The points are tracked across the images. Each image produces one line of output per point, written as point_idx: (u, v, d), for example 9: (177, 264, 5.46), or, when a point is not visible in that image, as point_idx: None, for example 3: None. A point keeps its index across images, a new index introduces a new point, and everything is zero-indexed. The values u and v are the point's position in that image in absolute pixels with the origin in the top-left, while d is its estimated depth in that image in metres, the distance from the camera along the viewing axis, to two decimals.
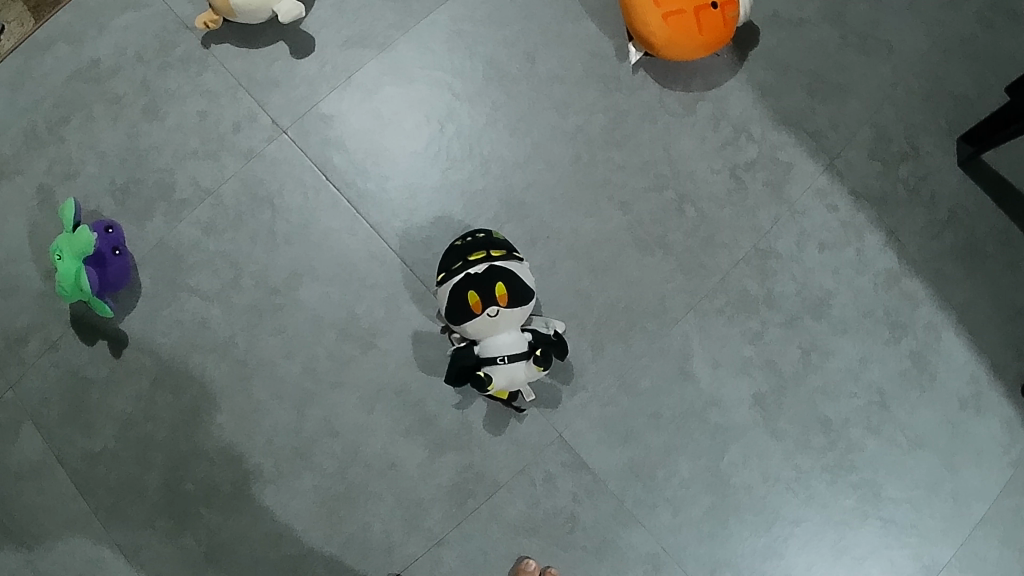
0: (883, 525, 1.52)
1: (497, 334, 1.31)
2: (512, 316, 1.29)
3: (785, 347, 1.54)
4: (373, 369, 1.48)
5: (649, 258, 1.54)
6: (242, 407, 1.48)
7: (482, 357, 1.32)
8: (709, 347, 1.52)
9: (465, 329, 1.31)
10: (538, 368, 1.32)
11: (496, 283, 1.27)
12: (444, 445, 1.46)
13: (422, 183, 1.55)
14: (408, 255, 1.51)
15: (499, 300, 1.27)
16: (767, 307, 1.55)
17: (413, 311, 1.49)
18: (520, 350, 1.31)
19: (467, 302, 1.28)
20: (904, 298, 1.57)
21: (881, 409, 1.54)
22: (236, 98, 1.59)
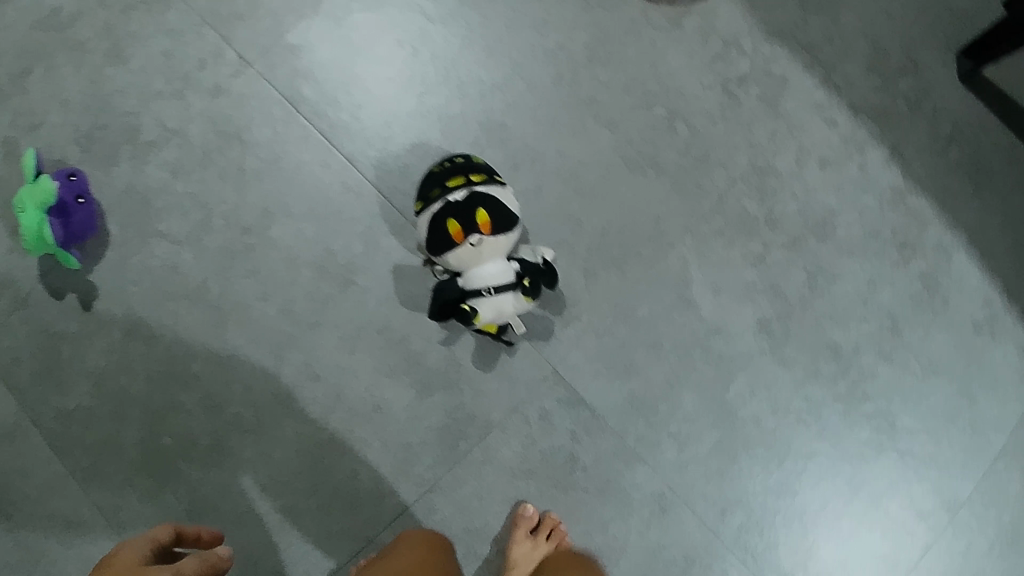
0: (900, 456, 1.44)
1: (481, 265, 1.22)
2: (495, 245, 1.21)
3: (789, 270, 1.45)
4: (353, 307, 1.40)
5: (641, 178, 1.45)
6: (217, 352, 1.40)
7: (467, 290, 1.23)
8: (709, 272, 1.43)
9: (447, 261, 1.23)
10: (527, 299, 1.25)
11: (477, 211, 1.19)
12: (431, 384, 1.38)
13: (397, 111, 1.46)
14: (387, 187, 1.43)
15: (481, 228, 1.19)
16: (769, 228, 1.46)
17: (392, 244, 1.41)
18: (506, 281, 1.23)
19: (446, 232, 1.19)
20: (911, 218, 1.48)
21: (892, 334, 1.46)
22: (200, 35, 1.49)
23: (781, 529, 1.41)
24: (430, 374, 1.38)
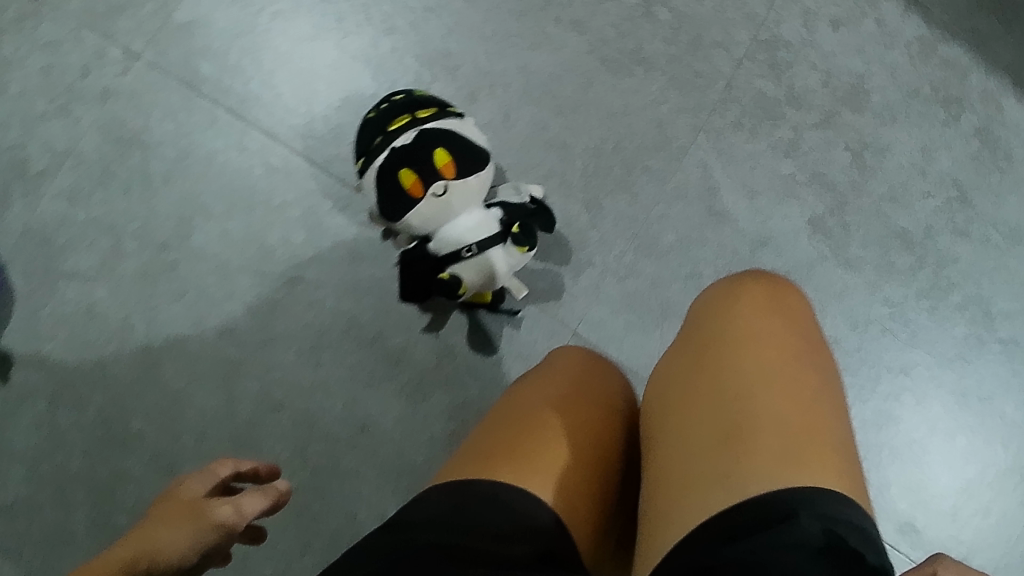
0: (1006, 349, 1.16)
1: (453, 219, 0.95)
2: (465, 190, 0.94)
3: (830, 153, 1.17)
4: (307, 311, 1.12)
5: (625, 81, 1.16)
6: (158, 402, 1.12)
7: (443, 257, 0.97)
8: (735, 175, 1.15)
9: (409, 225, 0.95)
10: (520, 250, 0.98)
11: (433, 151, 0.92)
12: (422, 383, 1.10)
13: (316, 69, 1.17)
14: (321, 158, 1.15)
15: (444, 173, 0.93)
16: (795, 108, 1.18)
17: (339, 223, 1.13)
18: (490, 234, 0.97)
19: (401, 187, 0.93)
20: (949, 68, 1.20)
21: (963, 205, 1.18)
22: (78, 38, 1.20)
23: (890, 466, 1.15)
24: (420, 369, 1.11)
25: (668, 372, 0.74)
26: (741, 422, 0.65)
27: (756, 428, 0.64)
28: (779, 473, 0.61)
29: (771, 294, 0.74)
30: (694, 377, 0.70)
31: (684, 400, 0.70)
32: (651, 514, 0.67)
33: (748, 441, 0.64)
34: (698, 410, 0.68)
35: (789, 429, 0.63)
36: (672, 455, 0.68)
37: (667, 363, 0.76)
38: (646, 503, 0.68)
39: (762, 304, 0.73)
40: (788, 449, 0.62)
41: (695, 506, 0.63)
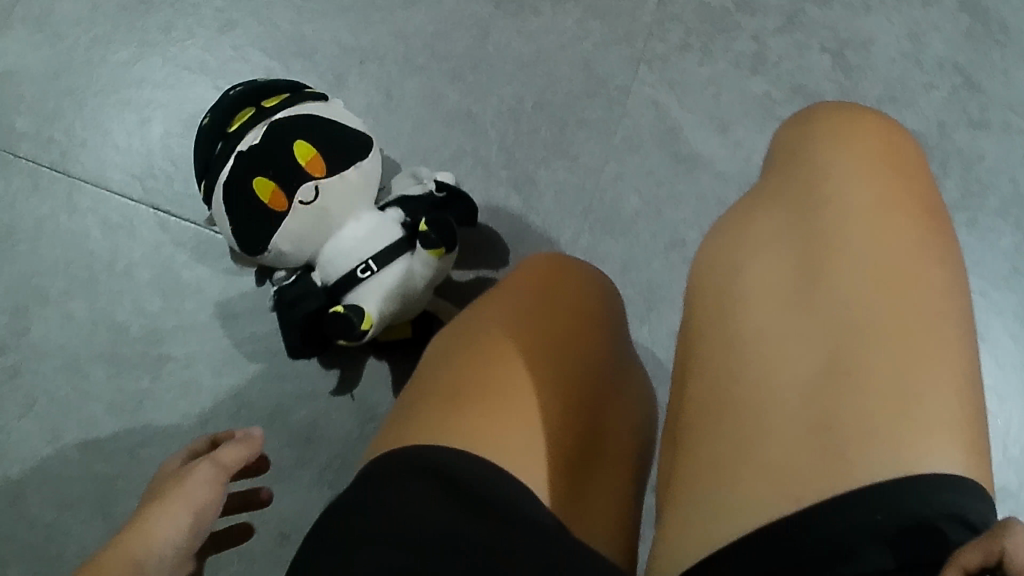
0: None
1: (336, 233, 0.78)
2: (343, 189, 0.77)
3: (805, 58, 0.92)
4: (183, 398, 0.87)
5: (530, 24, 0.92)
6: (19, 550, 0.85)
7: (335, 286, 0.78)
8: (694, 107, 0.90)
9: (281, 250, 0.78)
10: (437, 254, 0.77)
11: (290, 148, 0.75)
12: (346, 463, 0.84)
13: (147, 93, 0.94)
14: (165, 200, 0.91)
15: (313, 172, 0.75)
16: (748, 13, 0.93)
17: (204, 278, 0.89)
18: (389, 242, 0.77)
19: (259, 200, 0.75)
20: None
21: (974, 89, 0.94)
22: None
23: None
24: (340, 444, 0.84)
25: (736, 243, 0.50)
26: (856, 351, 0.44)
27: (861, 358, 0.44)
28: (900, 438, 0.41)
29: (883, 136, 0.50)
30: (787, 262, 0.47)
31: (758, 299, 0.48)
32: (703, 464, 0.46)
33: (866, 384, 0.43)
34: (789, 319, 0.46)
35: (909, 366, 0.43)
36: (742, 381, 0.47)
37: (732, 226, 0.52)
38: (689, 451, 0.48)
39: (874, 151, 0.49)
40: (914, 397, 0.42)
41: (776, 474, 0.43)
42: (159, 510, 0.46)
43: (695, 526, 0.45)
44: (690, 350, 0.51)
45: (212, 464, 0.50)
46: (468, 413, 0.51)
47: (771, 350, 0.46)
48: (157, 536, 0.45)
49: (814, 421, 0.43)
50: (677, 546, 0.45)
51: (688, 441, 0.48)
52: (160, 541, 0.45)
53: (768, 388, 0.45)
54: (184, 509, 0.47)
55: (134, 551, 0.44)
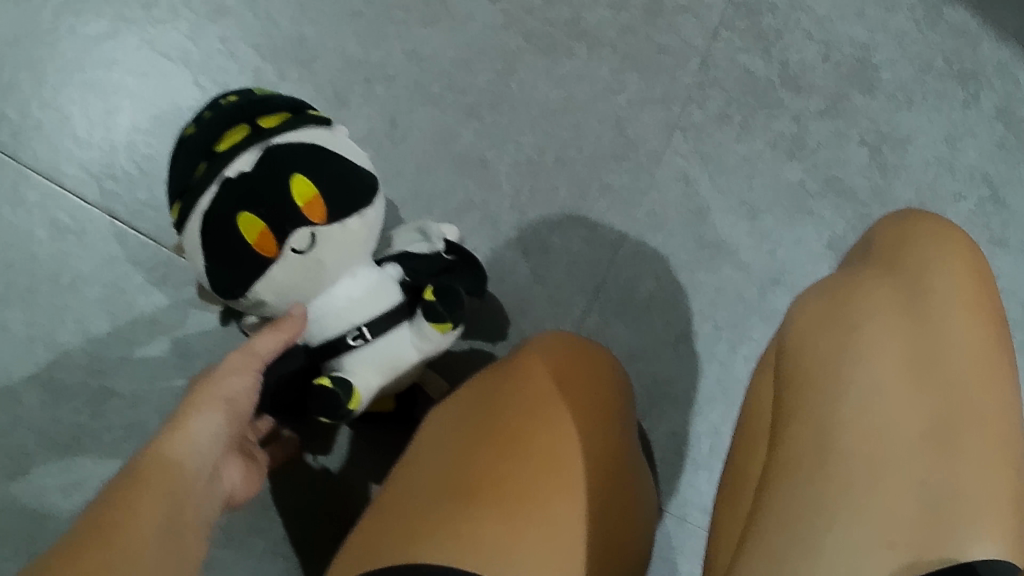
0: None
1: (328, 289, 0.69)
2: (343, 241, 0.67)
3: (842, 149, 0.86)
4: (127, 441, 0.82)
5: (562, 66, 0.82)
6: None
7: (320, 349, 0.71)
8: (726, 188, 0.83)
9: (260, 297, 0.67)
10: (443, 328, 0.71)
11: (288, 186, 0.63)
12: (305, 531, 0.84)
13: (116, 78, 0.84)
14: (123, 208, 0.83)
15: (309, 216, 0.64)
16: (791, 92, 0.86)
17: (161, 307, 0.83)
18: (387, 307, 0.71)
19: (243, 241, 0.63)
20: (962, 33, 0.95)
21: (998, 207, 0.93)
22: None
23: None
24: (302, 505, 0.84)
25: (842, 314, 0.55)
26: (953, 424, 0.48)
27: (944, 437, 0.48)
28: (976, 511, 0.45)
29: (962, 243, 0.55)
30: (891, 336, 0.52)
31: (863, 370, 0.51)
32: (795, 521, 0.49)
33: (964, 452, 0.47)
34: (892, 389, 0.50)
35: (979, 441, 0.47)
36: (842, 442, 0.50)
37: (831, 299, 0.56)
38: (767, 516, 0.51)
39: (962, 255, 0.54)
40: (986, 474, 0.46)
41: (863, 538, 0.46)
42: (196, 401, 0.56)
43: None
44: (784, 414, 0.55)
45: (243, 354, 0.61)
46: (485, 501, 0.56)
47: (875, 415, 0.50)
48: (198, 424, 0.55)
49: (914, 485, 0.47)
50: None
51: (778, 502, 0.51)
52: (202, 423, 0.55)
53: (866, 451, 0.49)
54: (224, 392, 0.58)
55: (183, 436, 0.53)
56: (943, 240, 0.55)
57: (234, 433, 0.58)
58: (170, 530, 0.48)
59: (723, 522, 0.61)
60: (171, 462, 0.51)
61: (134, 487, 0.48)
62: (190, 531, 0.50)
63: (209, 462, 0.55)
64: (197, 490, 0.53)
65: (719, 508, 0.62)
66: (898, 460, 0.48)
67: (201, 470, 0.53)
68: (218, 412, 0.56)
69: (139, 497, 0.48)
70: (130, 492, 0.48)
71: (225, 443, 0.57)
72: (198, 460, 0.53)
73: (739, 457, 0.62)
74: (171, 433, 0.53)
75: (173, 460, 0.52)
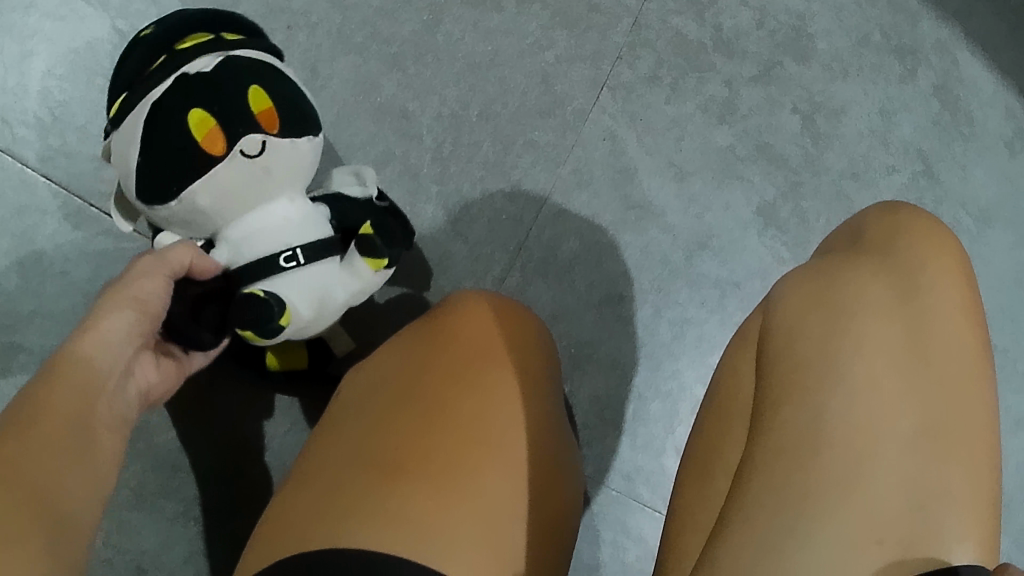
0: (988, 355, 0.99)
1: (266, 205, 0.63)
2: (293, 158, 0.62)
3: (775, 116, 0.85)
4: None
5: (489, 19, 0.81)
6: None
7: (244, 269, 0.62)
8: (655, 149, 0.82)
9: (196, 202, 0.61)
10: (378, 265, 0.66)
11: (246, 90, 0.60)
12: (217, 500, 0.79)
13: (32, 21, 0.78)
14: (33, 154, 0.77)
15: (262, 125, 0.60)
16: (724, 55, 0.85)
17: (70, 256, 0.77)
18: (321, 236, 0.65)
19: (187, 136, 0.59)
20: (896, 8, 0.96)
21: (930, 182, 0.95)
22: None
23: None
24: (219, 466, 0.79)
25: (830, 302, 0.54)
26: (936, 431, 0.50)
27: (933, 440, 0.50)
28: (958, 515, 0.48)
29: (945, 236, 0.56)
30: (884, 334, 0.52)
31: (859, 362, 0.52)
32: (778, 510, 0.50)
33: (951, 458, 0.49)
34: (880, 390, 0.51)
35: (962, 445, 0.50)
36: (831, 434, 0.51)
37: (815, 284, 0.55)
38: (750, 501, 0.51)
39: (950, 253, 0.55)
40: (972, 479, 0.49)
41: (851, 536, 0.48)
42: (103, 300, 0.52)
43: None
44: (764, 395, 0.54)
45: (155, 258, 0.55)
46: (439, 493, 0.54)
47: (863, 415, 0.51)
48: (107, 321, 0.50)
49: (899, 492, 0.49)
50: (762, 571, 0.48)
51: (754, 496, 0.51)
52: (110, 323, 0.51)
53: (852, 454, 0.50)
54: (134, 292, 0.53)
55: (93, 336, 0.49)
56: (931, 236, 0.55)
57: (149, 332, 0.54)
58: (79, 437, 0.45)
59: (686, 502, 0.56)
60: (80, 365, 0.48)
61: (43, 390, 0.45)
62: (105, 433, 0.47)
63: (122, 359, 0.51)
64: (111, 388, 0.50)
65: (684, 470, 0.59)
66: (891, 458, 0.50)
67: (114, 368, 0.50)
68: (128, 310, 0.52)
69: (49, 401, 0.45)
70: (37, 395, 0.45)
71: (138, 342, 0.53)
72: (108, 359, 0.50)
73: (705, 437, 0.58)
74: (80, 333, 0.49)
75: (82, 363, 0.48)
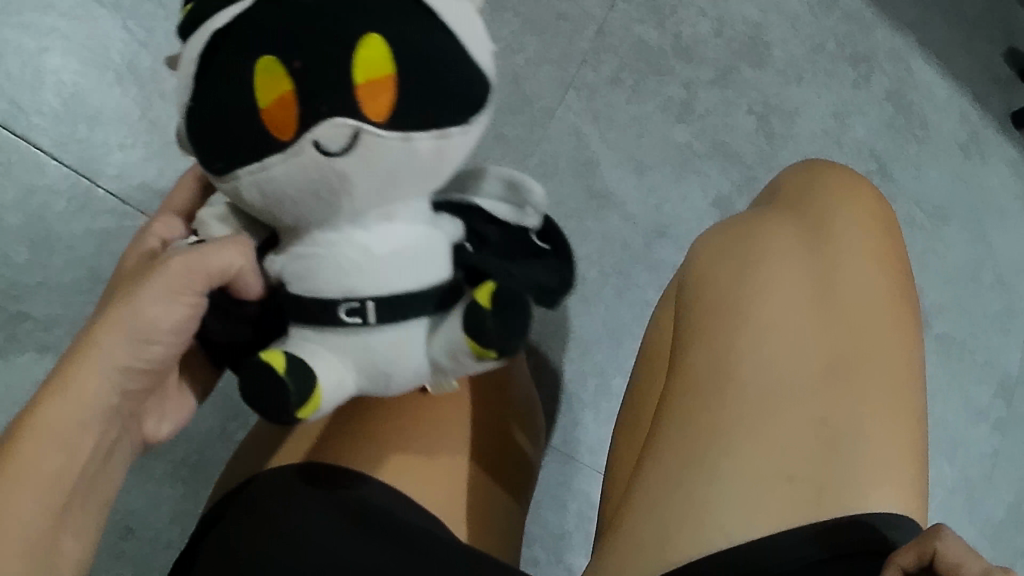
0: (944, 347, 1.05)
1: (342, 232, 0.45)
2: (390, 166, 0.43)
3: (732, 116, 0.93)
4: (36, 365, 0.83)
5: None
6: None
7: (299, 305, 0.46)
8: (617, 143, 0.90)
9: (241, 191, 0.45)
10: (480, 354, 0.45)
11: (353, 47, 0.40)
12: (202, 462, 0.86)
13: (48, 19, 0.86)
14: (48, 140, 0.85)
15: (370, 104, 0.41)
16: (684, 60, 0.93)
17: (78, 232, 0.85)
18: (409, 287, 0.46)
19: (247, 95, 0.41)
20: (852, 20, 1.03)
21: (883, 179, 1.02)
22: None
23: None
24: (207, 433, 0.85)
25: (746, 246, 0.56)
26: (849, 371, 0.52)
27: (846, 377, 0.51)
28: (871, 454, 0.50)
29: (860, 186, 0.59)
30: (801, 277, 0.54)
31: (769, 303, 0.54)
32: (691, 450, 0.51)
33: (861, 395, 0.51)
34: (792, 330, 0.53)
35: (875, 383, 0.51)
36: (741, 373, 0.52)
37: (730, 236, 0.58)
38: (665, 444, 0.53)
39: (863, 200, 0.57)
40: (885, 420, 0.51)
41: (764, 474, 0.50)
42: (94, 338, 0.45)
43: (678, 517, 0.49)
44: (680, 341, 0.56)
45: (183, 267, 0.46)
46: (386, 446, 0.58)
47: (775, 352, 0.53)
48: (90, 377, 0.45)
49: (810, 429, 0.51)
50: (675, 510, 0.50)
51: (671, 425, 0.53)
52: (91, 381, 0.45)
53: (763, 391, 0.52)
54: (139, 327, 0.46)
55: (72, 397, 0.44)
56: (846, 186, 0.58)
57: (142, 377, 0.48)
58: (44, 573, 0.44)
59: (621, 450, 0.60)
60: (51, 432, 0.43)
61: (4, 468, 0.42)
62: (68, 526, 0.45)
63: (101, 419, 0.46)
64: (87, 455, 0.46)
65: (622, 421, 0.62)
66: (805, 395, 0.51)
67: (93, 431, 0.46)
68: (108, 375, 0.45)
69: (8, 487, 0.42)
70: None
71: (123, 394, 0.47)
72: (88, 434, 0.45)
73: (636, 388, 0.61)
74: (56, 393, 0.44)
75: (51, 430, 0.44)
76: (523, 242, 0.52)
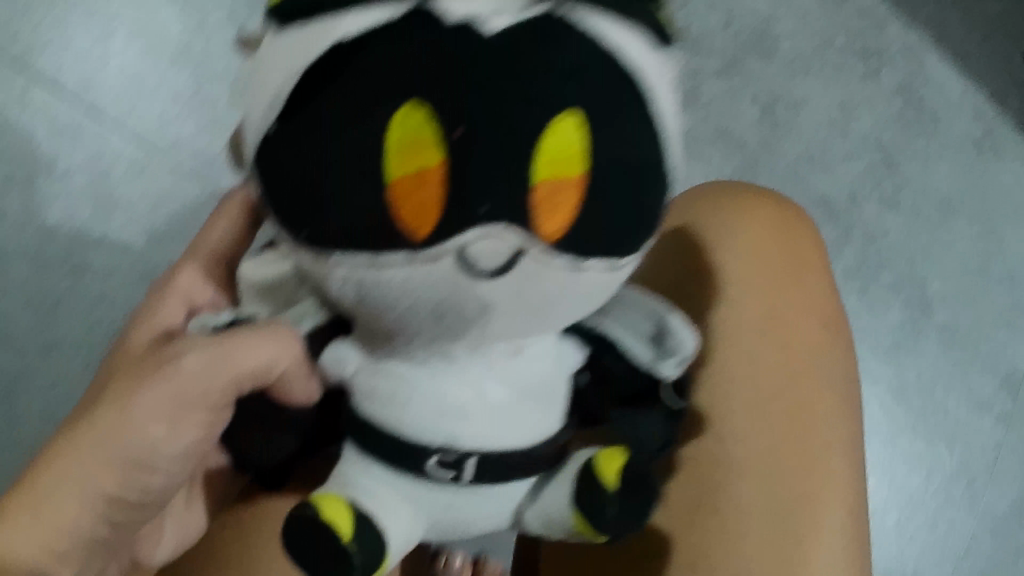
0: (945, 336, 1.04)
1: (460, 376, 0.48)
2: (535, 292, 0.43)
3: (734, 106, 1.05)
4: (96, 306, 0.97)
5: None
6: None
7: (401, 444, 0.48)
8: None
9: (336, 281, 0.44)
10: (583, 531, 0.51)
11: (540, 140, 0.39)
12: None
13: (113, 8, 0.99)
14: (114, 112, 0.98)
15: (544, 226, 0.41)
16: (692, 54, 1.06)
17: (139, 192, 0.99)
18: (511, 443, 0.49)
19: (382, 161, 0.40)
20: (866, 16, 1.08)
21: (889, 168, 1.05)
22: None
23: None
24: None
25: None
26: (814, 436, 0.63)
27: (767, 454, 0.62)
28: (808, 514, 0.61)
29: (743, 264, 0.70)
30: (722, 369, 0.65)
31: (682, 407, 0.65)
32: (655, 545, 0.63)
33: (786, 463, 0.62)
34: (749, 404, 0.64)
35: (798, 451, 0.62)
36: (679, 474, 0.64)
37: None
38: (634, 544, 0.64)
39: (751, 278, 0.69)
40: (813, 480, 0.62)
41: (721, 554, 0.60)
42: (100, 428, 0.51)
43: None
44: None
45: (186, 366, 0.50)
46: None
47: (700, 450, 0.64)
48: (91, 464, 0.51)
49: (792, 492, 0.61)
50: None
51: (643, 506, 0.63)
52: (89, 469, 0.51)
53: (746, 455, 0.63)
54: (147, 421, 0.51)
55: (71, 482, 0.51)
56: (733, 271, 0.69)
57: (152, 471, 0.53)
58: None
59: None
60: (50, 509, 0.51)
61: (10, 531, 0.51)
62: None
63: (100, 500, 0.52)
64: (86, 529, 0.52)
65: None
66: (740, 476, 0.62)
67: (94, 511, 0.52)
68: (109, 466, 0.51)
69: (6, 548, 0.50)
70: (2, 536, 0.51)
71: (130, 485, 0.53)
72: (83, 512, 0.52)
73: None
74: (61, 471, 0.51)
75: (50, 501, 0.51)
76: (645, 377, 0.54)
